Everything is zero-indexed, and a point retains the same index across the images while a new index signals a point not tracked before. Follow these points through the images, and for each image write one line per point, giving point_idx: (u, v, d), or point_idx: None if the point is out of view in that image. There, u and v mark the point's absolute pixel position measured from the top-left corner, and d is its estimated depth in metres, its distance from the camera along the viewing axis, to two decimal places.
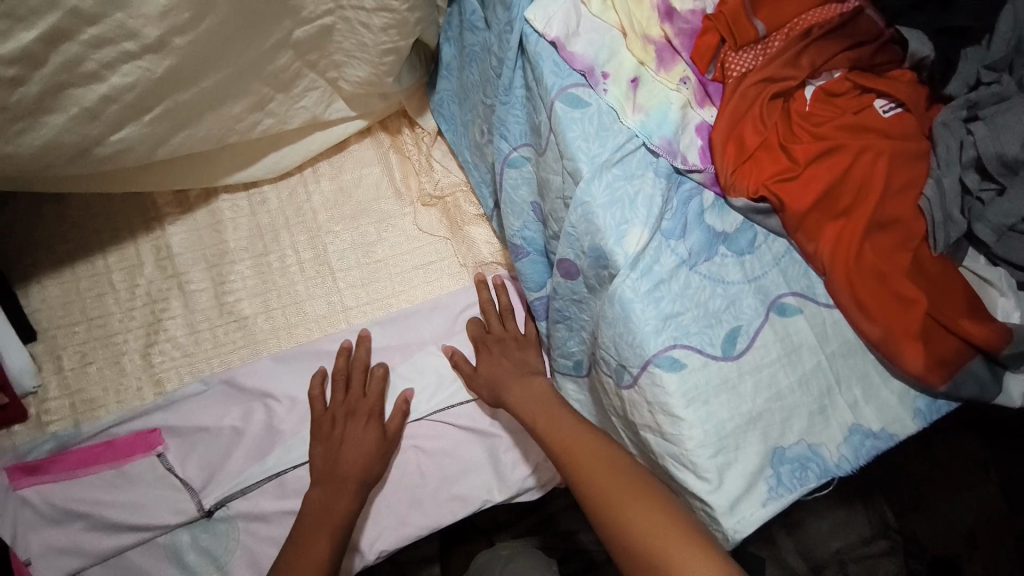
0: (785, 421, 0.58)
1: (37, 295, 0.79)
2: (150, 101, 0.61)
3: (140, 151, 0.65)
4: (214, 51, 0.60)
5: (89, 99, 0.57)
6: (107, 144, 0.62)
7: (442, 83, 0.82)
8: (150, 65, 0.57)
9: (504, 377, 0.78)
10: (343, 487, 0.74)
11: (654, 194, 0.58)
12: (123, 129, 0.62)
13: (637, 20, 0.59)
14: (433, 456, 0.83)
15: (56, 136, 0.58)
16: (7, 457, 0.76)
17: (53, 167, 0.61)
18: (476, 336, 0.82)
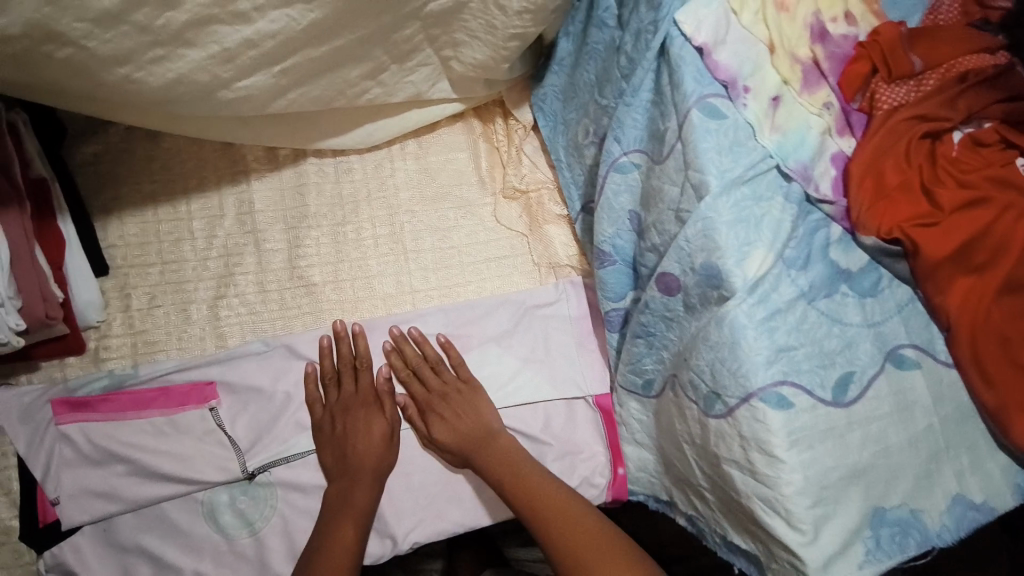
0: (890, 481, 0.54)
1: (116, 230, 0.79)
2: (283, 52, 0.60)
3: (259, 100, 0.64)
4: (355, 10, 0.59)
5: (230, 39, 0.56)
6: (232, 89, 0.61)
7: (549, 78, 0.80)
8: (295, 13, 0.56)
9: (459, 437, 0.76)
10: (359, 480, 0.74)
11: (782, 219, 0.55)
12: (249, 76, 0.61)
13: (787, 37, 0.57)
14: None
15: (189, 71, 0.57)
16: (58, 389, 0.75)
17: (174, 100, 0.61)
18: (417, 395, 0.79)
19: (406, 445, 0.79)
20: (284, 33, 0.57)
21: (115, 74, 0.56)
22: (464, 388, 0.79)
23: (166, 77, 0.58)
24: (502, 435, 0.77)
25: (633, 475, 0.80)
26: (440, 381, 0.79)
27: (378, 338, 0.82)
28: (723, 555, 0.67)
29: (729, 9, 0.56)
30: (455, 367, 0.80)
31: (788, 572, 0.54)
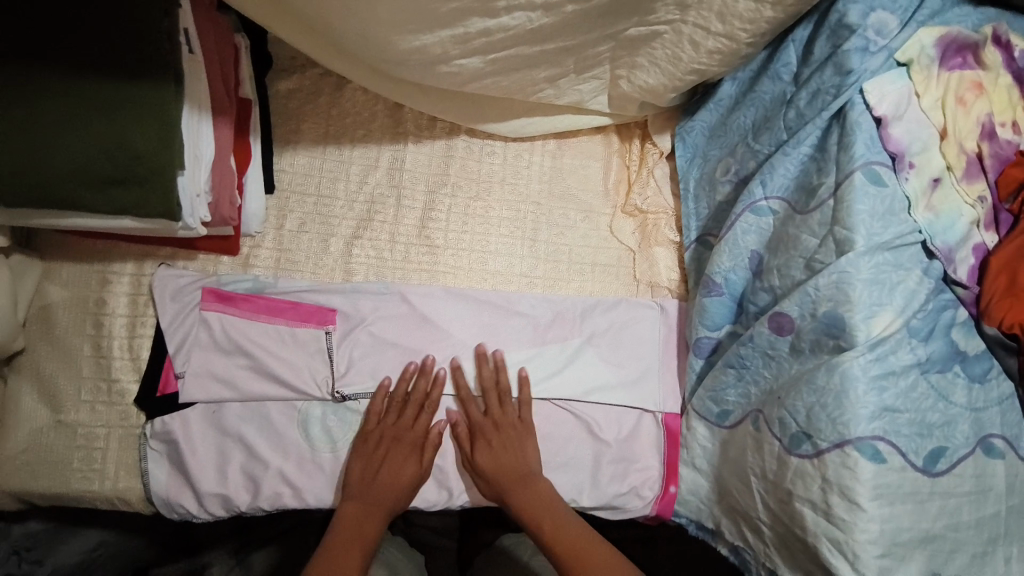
0: (950, 552, 0.58)
1: (287, 158, 0.89)
2: (504, 46, 0.68)
3: (464, 77, 0.73)
4: (576, 24, 0.67)
5: (474, 27, 0.65)
6: (451, 64, 0.70)
7: (701, 113, 0.85)
8: (533, 18, 0.65)
9: (502, 469, 0.81)
10: (375, 509, 0.79)
11: (916, 290, 0.59)
12: (469, 56, 0.69)
13: (960, 128, 0.61)
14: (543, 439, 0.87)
15: (429, 45, 0.66)
16: (209, 279, 0.84)
17: (403, 63, 0.70)
18: (472, 417, 0.84)
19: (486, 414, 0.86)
20: (518, 30, 0.65)
21: (374, 33, 0.65)
22: (518, 425, 0.84)
23: (415, 45, 0.66)
24: (539, 476, 0.82)
25: (682, 496, 0.85)
26: (496, 410, 0.84)
27: (482, 308, 0.89)
28: None
29: (912, 90, 0.62)
30: (520, 402, 0.85)
31: None
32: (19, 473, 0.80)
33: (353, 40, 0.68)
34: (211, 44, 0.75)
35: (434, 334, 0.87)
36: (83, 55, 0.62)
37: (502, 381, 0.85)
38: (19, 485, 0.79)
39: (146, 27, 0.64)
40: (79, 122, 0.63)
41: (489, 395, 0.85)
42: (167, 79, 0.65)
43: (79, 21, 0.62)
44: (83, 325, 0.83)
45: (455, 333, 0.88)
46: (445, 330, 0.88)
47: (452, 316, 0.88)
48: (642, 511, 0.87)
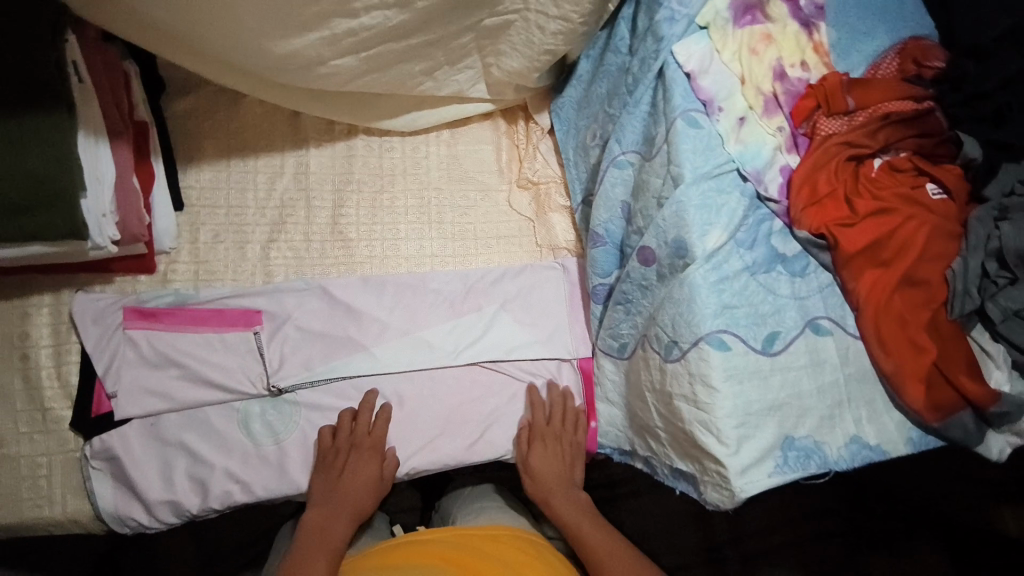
0: (799, 417, 0.70)
1: (193, 175, 0.93)
2: (372, 44, 0.77)
3: (344, 78, 0.81)
4: (430, 19, 0.77)
5: (339, 28, 0.73)
6: (327, 65, 0.78)
7: (568, 91, 0.97)
8: (390, 15, 0.74)
9: (549, 477, 0.91)
10: (338, 514, 0.84)
11: (736, 209, 0.72)
12: (343, 57, 0.78)
13: (755, 74, 0.75)
14: (470, 400, 0.95)
15: (302, 49, 0.74)
16: (129, 299, 0.88)
17: (283, 70, 0.78)
18: (535, 426, 0.93)
19: (418, 384, 0.94)
20: (379, 28, 0.75)
21: (252, 42, 0.73)
22: (574, 441, 0.93)
23: (286, 49, 0.74)
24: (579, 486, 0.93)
25: (603, 428, 0.95)
26: (557, 423, 0.93)
27: (400, 289, 0.97)
28: (672, 485, 0.82)
29: (712, 48, 0.75)
30: (579, 422, 0.94)
31: (715, 480, 0.69)
32: None
33: (229, 50, 0.75)
34: (103, 78, 0.81)
35: (360, 319, 0.94)
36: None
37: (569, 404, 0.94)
38: None
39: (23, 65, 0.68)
40: None
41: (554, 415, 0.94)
42: (58, 108, 0.70)
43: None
44: (8, 360, 0.84)
45: (378, 315, 0.95)
46: (368, 313, 0.95)
47: (372, 299, 0.95)
48: None
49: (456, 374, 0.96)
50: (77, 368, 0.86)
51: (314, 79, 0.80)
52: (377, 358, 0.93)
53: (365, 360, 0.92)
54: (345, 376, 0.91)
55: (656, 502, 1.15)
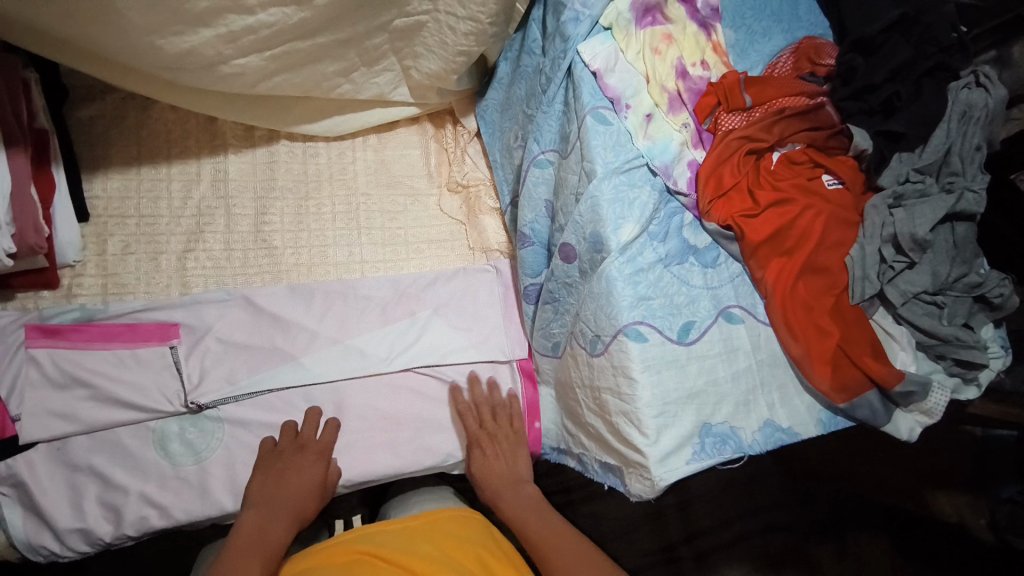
0: (716, 403, 0.71)
1: (99, 184, 0.89)
2: (275, 42, 0.75)
3: (250, 78, 0.79)
4: (333, 18, 0.76)
5: (236, 25, 0.71)
6: (231, 65, 0.76)
7: (490, 93, 0.98)
8: (289, 13, 0.72)
9: (492, 476, 0.88)
10: (279, 515, 0.78)
11: (648, 202, 0.74)
12: (247, 56, 0.76)
13: (659, 73, 0.77)
14: (407, 409, 0.93)
15: (199, 46, 0.72)
16: (31, 315, 0.82)
17: (184, 69, 0.75)
18: (470, 429, 0.91)
19: (349, 392, 0.92)
20: (279, 25, 0.73)
21: (141, 39, 0.69)
22: (513, 436, 0.92)
23: (184, 45, 0.71)
24: (528, 482, 0.89)
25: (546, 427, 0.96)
26: (489, 421, 0.92)
27: (328, 296, 0.95)
28: (602, 481, 0.82)
29: (617, 48, 0.77)
30: (513, 415, 0.93)
31: (638, 471, 0.69)
32: None
33: (118, 50, 0.72)
34: None
35: (286, 328, 0.92)
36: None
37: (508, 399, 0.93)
38: None
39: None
40: None
41: (482, 413, 0.92)
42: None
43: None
44: None
45: (306, 323, 0.93)
46: (295, 320, 0.92)
47: (299, 306, 0.93)
48: None
49: (388, 381, 0.94)
50: None
51: (218, 79, 0.78)
52: (304, 367, 0.90)
53: (290, 371, 0.89)
54: (270, 389, 0.88)
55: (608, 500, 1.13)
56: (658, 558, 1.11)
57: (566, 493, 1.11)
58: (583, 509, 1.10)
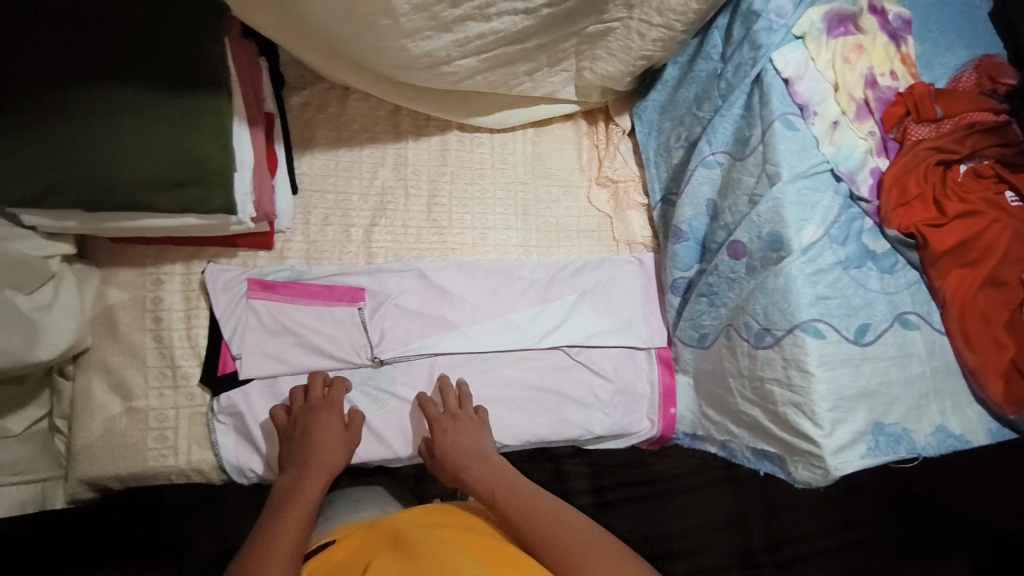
0: (888, 405, 0.75)
1: (305, 162, 1.01)
2: (492, 47, 0.82)
3: (462, 76, 0.86)
4: (548, 23, 0.83)
5: (472, 32, 0.78)
6: (449, 66, 0.83)
7: (652, 94, 1.02)
8: (519, 20, 0.79)
9: (455, 453, 0.88)
10: (310, 469, 0.81)
11: (830, 207, 0.78)
12: (466, 57, 0.82)
13: (848, 82, 0.80)
14: (552, 383, 1.04)
15: (438, 49, 0.79)
16: (253, 272, 0.95)
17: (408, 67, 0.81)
18: (430, 414, 0.92)
19: (500, 364, 1.03)
20: (507, 32, 0.80)
21: (394, 44, 0.77)
22: (470, 418, 0.93)
23: (424, 49, 0.78)
24: (486, 455, 0.88)
25: (681, 413, 1.05)
26: (451, 404, 0.93)
27: (489, 275, 1.05)
28: (753, 467, 0.88)
29: (808, 56, 0.80)
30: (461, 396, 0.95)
31: (809, 459, 0.75)
32: (96, 458, 0.86)
33: (353, 49, 0.79)
34: (245, 70, 0.87)
35: (454, 302, 1.03)
36: (123, 67, 0.69)
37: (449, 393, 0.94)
38: (95, 471, 0.86)
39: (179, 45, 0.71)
40: (140, 132, 0.70)
41: (449, 401, 0.94)
42: (219, 90, 0.73)
43: (111, 41, 0.69)
44: (141, 322, 0.90)
45: (469, 297, 1.03)
46: (460, 295, 1.03)
47: (464, 282, 1.03)
48: (648, 431, 1.05)
49: (538, 355, 1.04)
50: (199, 333, 0.92)
51: (437, 79, 0.84)
52: (465, 336, 1.01)
53: (455, 338, 1.01)
54: (436, 352, 1.00)
55: (687, 505, 1.27)
56: (739, 559, 1.24)
57: (651, 485, 1.26)
58: (669, 504, 1.26)
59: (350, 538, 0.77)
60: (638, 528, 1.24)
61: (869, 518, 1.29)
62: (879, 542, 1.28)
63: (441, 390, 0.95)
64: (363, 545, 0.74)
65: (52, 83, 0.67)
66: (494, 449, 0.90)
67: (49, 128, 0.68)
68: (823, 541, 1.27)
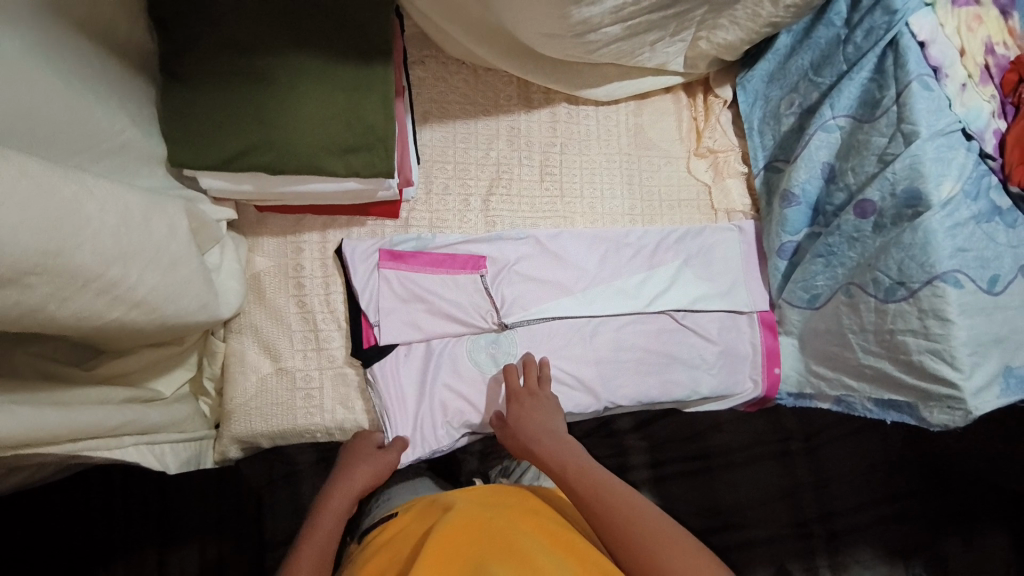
0: (1018, 349, 0.81)
1: (426, 135, 1.05)
2: (639, 15, 0.89)
3: (603, 44, 0.93)
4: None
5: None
6: (597, 33, 0.90)
7: (761, 64, 1.05)
8: None
9: (530, 426, 0.90)
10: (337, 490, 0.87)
11: (965, 163, 0.82)
12: (613, 26, 0.90)
13: (973, 48, 0.85)
14: (656, 344, 1.03)
15: (595, 16, 0.85)
16: (384, 241, 0.98)
17: (560, 37, 0.90)
18: (512, 386, 0.93)
19: (611, 328, 1.03)
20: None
21: (562, 9, 0.83)
22: (535, 395, 0.93)
23: (584, 16, 0.85)
24: (548, 437, 0.88)
25: (786, 373, 1.04)
26: (532, 382, 0.94)
27: (598, 242, 1.06)
28: (874, 417, 0.94)
29: (938, 21, 0.85)
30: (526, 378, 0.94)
31: (946, 403, 0.81)
32: (250, 416, 0.91)
33: (510, 17, 0.88)
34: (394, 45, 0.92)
35: (567, 267, 1.04)
36: (306, 36, 0.74)
37: (531, 371, 0.95)
38: (249, 428, 0.91)
39: (356, 16, 0.76)
40: (320, 102, 0.75)
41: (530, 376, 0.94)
42: (377, 60, 0.77)
43: (297, 13, 0.74)
44: (286, 286, 0.95)
45: (584, 266, 1.04)
46: (576, 265, 1.04)
47: (579, 248, 1.05)
48: (751, 391, 1.04)
49: (647, 319, 1.04)
50: (337, 297, 0.96)
51: (583, 45, 0.92)
52: (583, 302, 1.03)
53: (571, 305, 1.02)
54: (553, 316, 1.01)
55: (749, 477, 1.27)
56: (793, 530, 1.24)
57: (705, 460, 1.27)
58: (723, 477, 1.26)
59: (393, 524, 0.82)
60: (693, 502, 1.24)
61: (919, 490, 1.27)
62: (934, 512, 1.25)
63: (524, 367, 0.96)
64: (404, 531, 0.78)
65: (254, 49, 0.73)
66: (557, 428, 0.91)
67: (242, 91, 0.73)
68: (879, 509, 1.26)
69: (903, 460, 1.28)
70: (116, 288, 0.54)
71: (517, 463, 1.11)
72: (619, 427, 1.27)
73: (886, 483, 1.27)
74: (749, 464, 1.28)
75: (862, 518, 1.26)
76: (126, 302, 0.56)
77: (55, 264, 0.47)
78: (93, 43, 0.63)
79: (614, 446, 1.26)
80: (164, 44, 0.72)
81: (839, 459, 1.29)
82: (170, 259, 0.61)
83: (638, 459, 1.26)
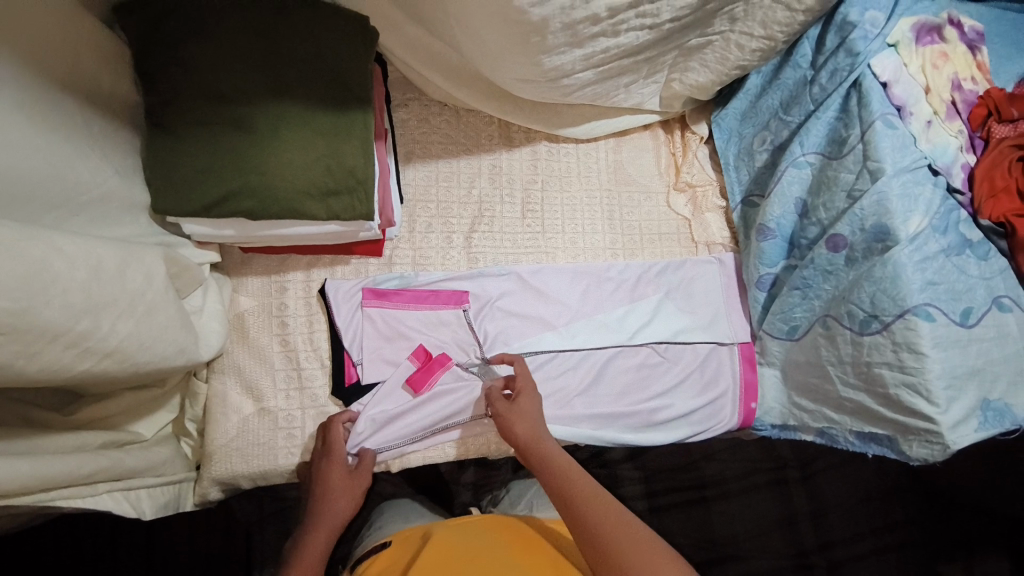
0: (993, 382, 0.81)
1: (409, 174, 1.07)
2: (609, 62, 0.93)
3: (578, 87, 0.97)
4: (655, 44, 0.93)
5: (602, 46, 0.88)
6: (570, 78, 0.93)
7: (733, 102, 1.09)
8: (640, 36, 0.89)
9: (521, 423, 0.86)
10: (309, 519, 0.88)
11: (931, 199, 0.84)
12: (585, 71, 0.93)
13: (938, 86, 0.88)
14: (635, 375, 1.04)
15: (567, 63, 0.89)
16: (367, 280, 1.00)
17: (537, 82, 0.93)
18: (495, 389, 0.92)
19: (597, 360, 1.04)
20: (628, 46, 0.90)
21: (535, 57, 0.86)
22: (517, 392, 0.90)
23: (555, 63, 0.88)
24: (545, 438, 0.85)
25: (766, 406, 1.04)
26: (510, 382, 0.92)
27: (579, 276, 1.07)
28: (857, 451, 0.93)
29: (901, 62, 0.89)
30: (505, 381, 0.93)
31: (926, 437, 0.81)
32: (231, 457, 0.90)
33: (484, 63, 0.91)
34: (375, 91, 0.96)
35: (549, 302, 1.05)
36: (290, 86, 0.78)
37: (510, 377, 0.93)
38: (230, 469, 0.90)
39: (338, 67, 0.80)
40: (300, 148, 0.77)
41: (496, 399, 0.89)
42: (355, 108, 0.81)
43: (281, 65, 0.78)
44: (269, 326, 0.96)
45: (566, 301, 1.06)
46: (558, 300, 1.05)
47: (562, 283, 1.07)
48: (732, 423, 1.04)
49: (628, 353, 1.05)
50: (320, 337, 0.97)
51: (558, 89, 0.96)
52: (565, 336, 1.03)
53: (552, 339, 1.02)
54: (537, 351, 1.01)
55: (745, 507, 1.26)
56: (791, 561, 1.22)
57: (701, 489, 1.26)
58: (719, 508, 1.25)
59: (383, 556, 0.82)
60: (688, 533, 1.23)
61: (919, 515, 1.25)
62: (933, 542, 1.24)
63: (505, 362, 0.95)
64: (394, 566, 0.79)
65: (237, 101, 0.76)
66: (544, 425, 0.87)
67: (225, 140, 0.75)
68: (874, 540, 1.24)
69: (900, 488, 1.27)
70: (86, 340, 0.55)
71: (506, 492, 1.11)
72: (613, 458, 1.25)
73: (882, 511, 1.26)
74: (743, 494, 1.26)
75: (861, 552, 1.24)
76: (98, 352, 0.57)
77: (24, 322, 0.48)
78: (77, 101, 0.66)
79: (606, 478, 1.24)
80: (149, 96, 0.75)
81: (834, 487, 1.28)
82: (146, 307, 0.62)
83: (635, 492, 1.25)
